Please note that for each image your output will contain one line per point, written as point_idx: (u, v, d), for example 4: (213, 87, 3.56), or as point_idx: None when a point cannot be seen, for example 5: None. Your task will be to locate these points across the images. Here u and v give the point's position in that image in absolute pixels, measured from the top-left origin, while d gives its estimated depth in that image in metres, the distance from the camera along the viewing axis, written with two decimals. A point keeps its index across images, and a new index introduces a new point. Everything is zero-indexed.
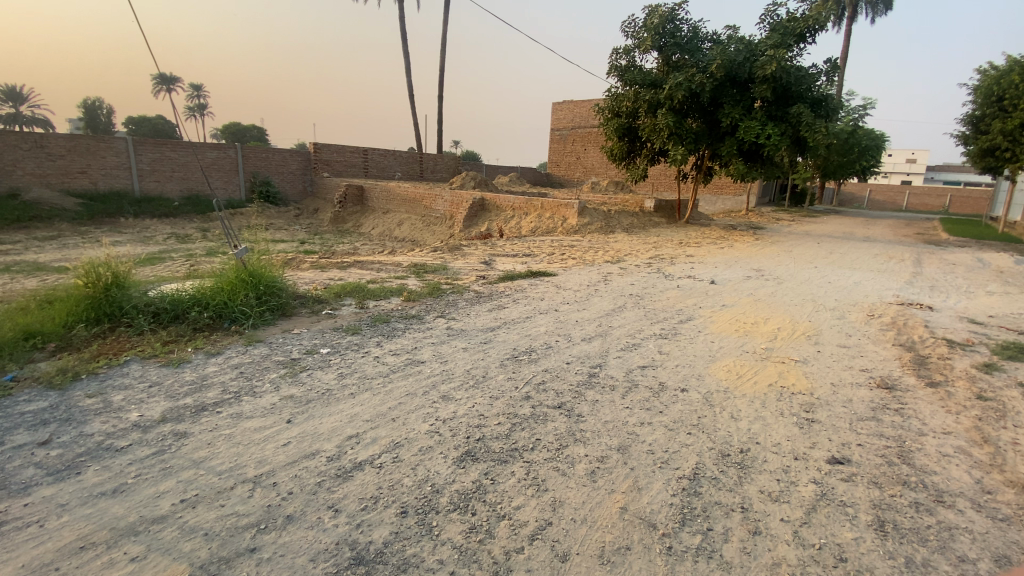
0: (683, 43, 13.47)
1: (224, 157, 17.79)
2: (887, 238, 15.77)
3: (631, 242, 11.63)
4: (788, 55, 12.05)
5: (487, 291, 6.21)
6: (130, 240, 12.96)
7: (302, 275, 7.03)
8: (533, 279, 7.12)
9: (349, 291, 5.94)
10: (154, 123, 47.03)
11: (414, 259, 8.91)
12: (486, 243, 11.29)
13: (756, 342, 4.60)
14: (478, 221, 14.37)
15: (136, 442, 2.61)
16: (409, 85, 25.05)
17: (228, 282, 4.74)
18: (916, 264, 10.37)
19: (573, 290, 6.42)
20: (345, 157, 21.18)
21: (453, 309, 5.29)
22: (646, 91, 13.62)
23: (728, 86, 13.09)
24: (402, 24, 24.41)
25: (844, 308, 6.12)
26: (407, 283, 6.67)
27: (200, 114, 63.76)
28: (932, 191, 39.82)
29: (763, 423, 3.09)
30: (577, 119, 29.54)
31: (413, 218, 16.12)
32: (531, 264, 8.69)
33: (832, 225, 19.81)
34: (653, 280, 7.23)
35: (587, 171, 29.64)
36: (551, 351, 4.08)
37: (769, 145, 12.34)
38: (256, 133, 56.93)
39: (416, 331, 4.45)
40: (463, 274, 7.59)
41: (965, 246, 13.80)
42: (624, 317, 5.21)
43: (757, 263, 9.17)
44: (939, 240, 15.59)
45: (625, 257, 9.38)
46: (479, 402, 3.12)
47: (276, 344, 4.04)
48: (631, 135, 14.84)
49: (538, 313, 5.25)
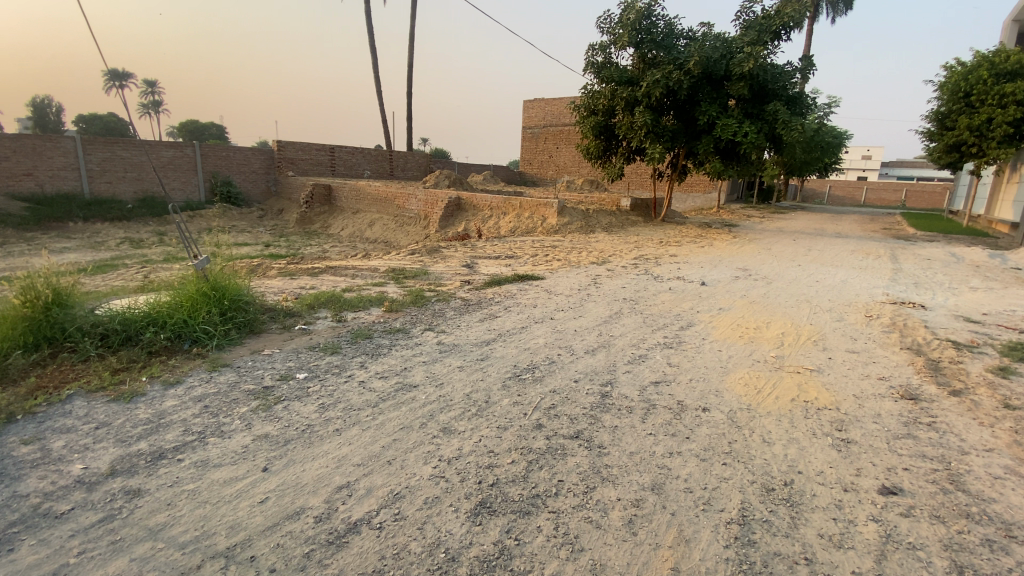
0: (660, 40, 13.29)
1: (182, 157, 16.78)
2: (857, 234, 16.06)
3: (614, 241, 11.41)
4: (764, 53, 12.06)
5: (474, 298, 5.81)
6: (78, 246, 11.99)
7: (270, 285, 6.48)
8: (520, 284, 6.76)
9: (323, 302, 5.45)
10: (105, 122, 44.64)
11: (390, 263, 8.42)
12: (465, 245, 10.87)
13: (766, 349, 4.35)
14: (454, 222, 13.92)
15: (79, 505, 2.12)
16: (377, 81, 24.28)
17: (188, 297, 4.22)
18: (893, 260, 10.51)
19: (564, 295, 6.09)
20: (311, 156, 20.34)
21: (440, 320, 4.88)
22: (623, 88, 13.42)
23: (704, 84, 13.02)
24: (368, 18, 23.64)
25: (841, 308, 5.99)
26: (387, 291, 6.21)
27: (155, 111, 61.07)
28: (889, 186, 41.31)
29: (798, 447, 2.82)
30: (549, 117, 29.35)
31: (385, 218, 15.52)
32: (514, 267, 8.32)
33: (802, 221, 20.17)
34: (644, 282, 6.96)
35: (559, 169, 29.46)
36: (555, 367, 3.73)
37: (746, 142, 12.30)
38: (216, 131, 54.72)
39: (403, 348, 4.02)
40: (446, 279, 7.17)
41: (932, 241, 14.13)
42: (623, 325, 4.91)
43: (742, 262, 9.07)
44: (907, 235, 15.97)
45: (610, 258, 9.13)
46: (485, 434, 2.73)
47: (245, 369, 3.55)
48: (607, 133, 14.63)
49: (532, 322, 4.90)
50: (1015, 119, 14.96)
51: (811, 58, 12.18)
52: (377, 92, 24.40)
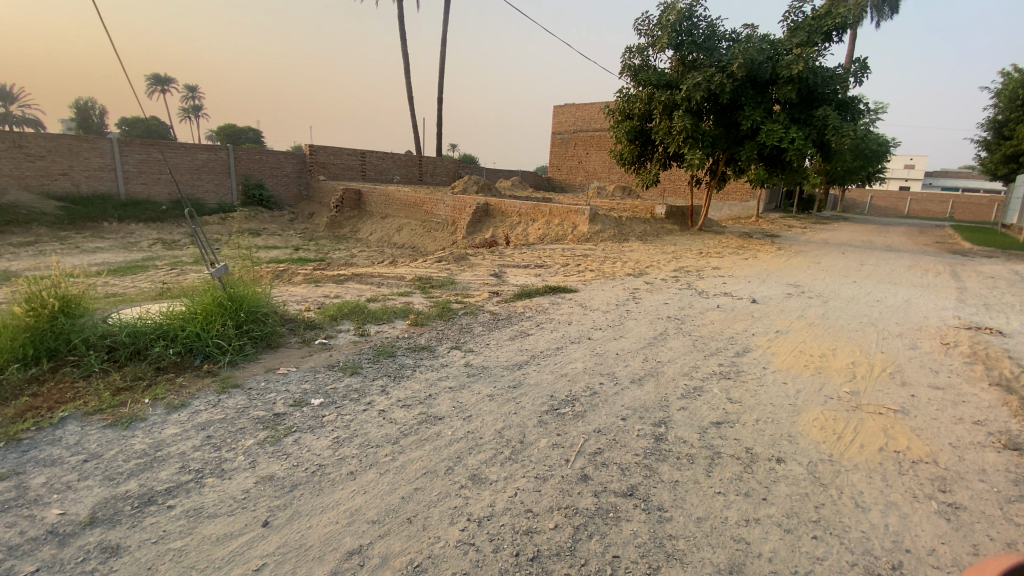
0: (701, 41, 12.74)
1: (216, 159, 16.95)
2: (909, 247, 15.08)
3: (649, 251, 10.89)
4: (815, 55, 11.40)
5: (504, 313, 5.42)
6: (112, 247, 12.13)
7: (293, 293, 6.23)
8: (553, 296, 6.34)
9: (347, 313, 5.14)
10: (150, 126, 46.32)
11: (417, 270, 8.12)
12: (494, 252, 10.51)
13: (838, 385, 3.83)
14: (482, 228, 13.60)
15: (45, 566, 1.82)
16: (409, 85, 24.26)
17: (203, 307, 3.95)
18: (955, 277, 9.69)
19: (601, 311, 5.64)
20: (342, 160, 20.41)
21: (469, 337, 4.50)
22: (662, 91, 12.90)
23: (747, 87, 12.43)
24: (401, 23, 23.70)
25: (912, 334, 5.38)
26: (412, 302, 5.88)
27: (196, 116, 63.27)
28: (934, 197, 39.33)
29: (901, 515, 2.32)
30: (580, 123, 28.95)
31: (413, 223, 15.33)
32: (546, 278, 7.90)
33: (846, 232, 19.12)
34: (687, 299, 6.46)
35: (589, 175, 28.96)
36: (599, 398, 3.31)
37: (793, 149, 11.62)
38: (252, 135, 56.10)
39: (429, 370, 3.64)
40: (474, 290, 6.81)
41: (995, 257, 13.11)
42: (671, 348, 4.45)
43: (790, 277, 8.45)
44: (964, 250, 14.90)
45: (647, 270, 8.64)
46: (523, 486, 2.32)
47: (257, 391, 3.23)
48: (643, 138, 14.14)
49: (569, 342, 4.47)
50: None
51: (865, 61, 11.45)
52: (408, 97, 24.39)
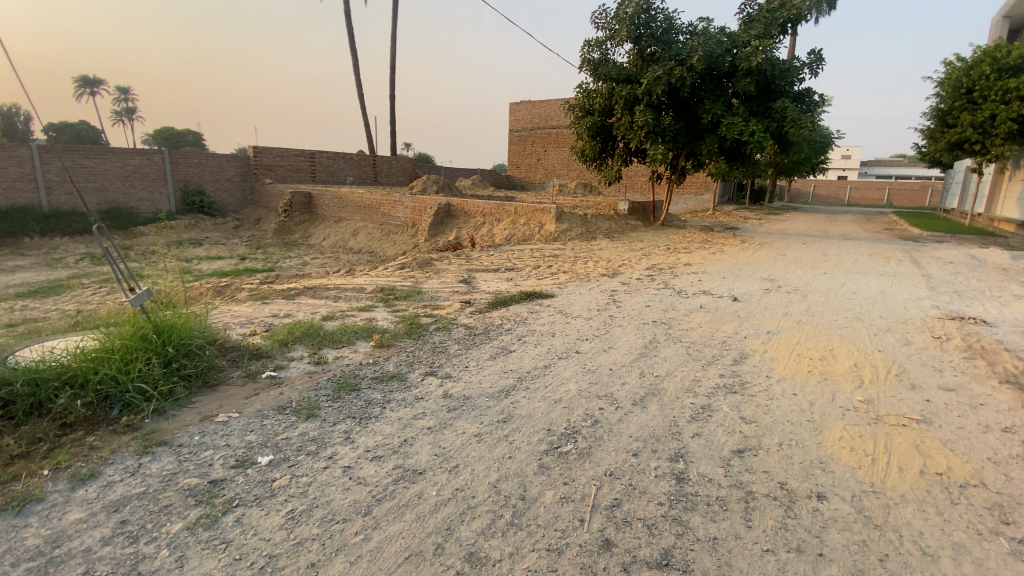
0: (659, 34, 12.54)
1: (150, 164, 15.58)
2: (863, 235, 15.51)
3: (619, 249, 10.62)
4: (773, 47, 11.42)
5: (480, 326, 4.91)
6: (32, 264, 10.82)
7: (238, 313, 5.52)
8: (530, 304, 5.88)
9: (300, 336, 4.51)
10: (77, 131, 43.02)
11: (378, 280, 7.48)
12: (460, 256, 9.97)
13: (850, 394, 3.54)
14: (445, 230, 13.00)
15: None
16: (359, 83, 23.23)
17: (120, 343, 3.26)
18: (915, 264, 9.89)
19: (584, 318, 5.21)
20: (290, 162, 19.29)
21: (444, 359, 3.98)
22: (622, 86, 12.63)
23: (707, 80, 12.35)
24: (348, 19, 22.66)
25: (901, 328, 5.24)
26: (375, 318, 5.29)
27: (129, 119, 59.35)
28: (872, 185, 41.34)
29: (974, 561, 2.00)
30: (536, 119, 28.67)
31: (370, 226, 14.57)
32: (517, 282, 7.44)
33: (801, 223, 19.63)
34: (669, 299, 6.13)
35: (547, 172, 28.71)
36: (602, 428, 2.87)
37: (754, 141, 11.61)
38: (193, 139, 53.03)
39: (401, 405, 3.11)
40: (443, 299, 6.28)
41: (942, 242, 13.62)
42: (667, 359, 4.07)
43: (763, 271, 8.33)
44: (914, 236, 15.44)
45: (621, 269, 8.32)
46: (537, 567, 1.84)
47: (189, 449, 2.61)
48: (604, 134, 13.87)
49: (555, 358, 4.02)
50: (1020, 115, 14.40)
51: (820, 52, 11.55)
52: (359, 95, 23.38)
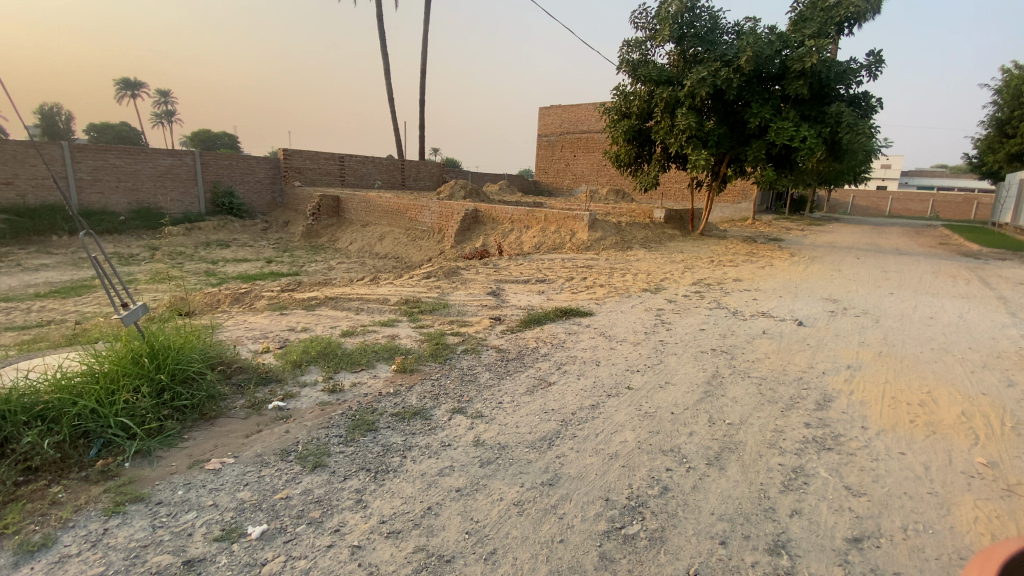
0: (704, 34, 11.87)
1: (181, 165, 15.60)
2: (918, 250, 14.43)
3: (657, 260, 9.96)
4: (829, 47, 10.62)
5: (514, 349, 4.37)
6: (60, 263, 10.79)
7: (253, 326, 5.12)
8: (567, 323, 5.31)
9: (314, 356, 4.06)
10: (120, 133, 44.57)
11: (402, 290, 7.04)
12: (487, 265, 9.48)
13: (968, 454, 2.83)
14: (472, 236, 12.54)
15: None
16: (389, 87, 23.09)
17: (107, 369, 2.86)
18: (987, 284, 8.94)
19: (630, 343, 4.62)
20: (319, 165, 19.20)
21: (474, 391, 3.45)
22: (662, 88, 11.98)
23: (754, 83, 11.63)
24: (380, 22, 22.56)
25: (1001, 364, 4.49)
26: (399, 335, 4.82)
27: (169, 122, 61.27)
28: (915, 196, 39.38)
29: None
30: (566, 124, 28.14)
31: (396, 231, 14.23)
32: (550, 296, 6.89)
33: (846, 234, 18.51)
34: (724, 322, 5.48)
35: (577, 178, 28.08)
36: (675, 501, 2.31)
37: (805, 148, 10.82)
38: (229, 141, 54.32)
39: (426, 454, 2.59)
40: (472, 314, 5.78)
41: (1009, 259, 12.51)
42: (736, 402, 3.46)
43: (820, 290, 7.58)
44: (975, 251, 14.28)
45: (663, 284, 7.68)
46: None
47: (167, 511, 2.14)
48: (640, 138, 13.25)
49: (604, 394, 3.45)
50: None
51: (881, 53, 10.66)
52: (389, 99, 23.23)
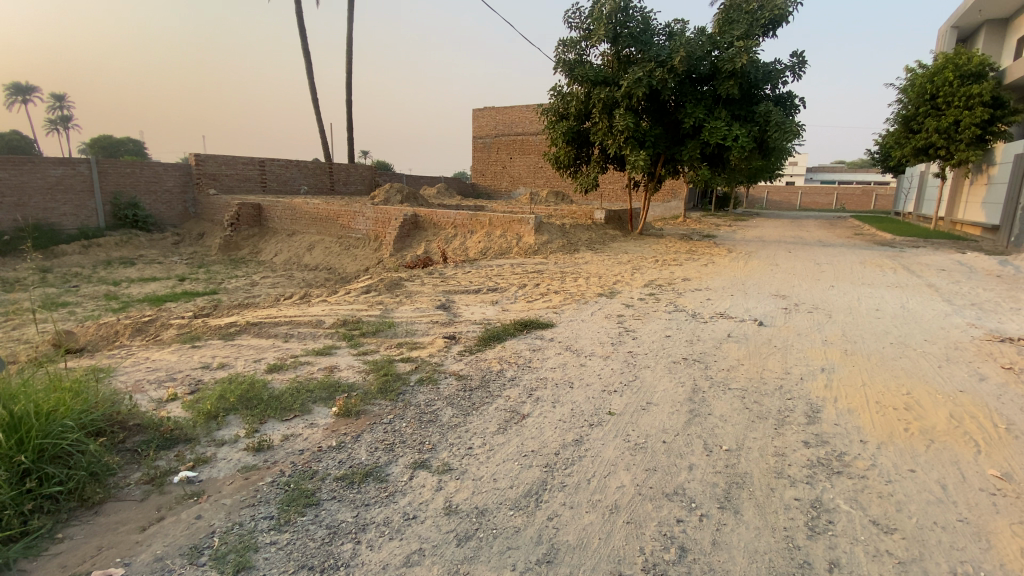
0: (638, 34, 11.86)
1: (74, 175, 13.63)
2: (839, 241, 15.31)
3: (605, 262, 9.77)
4: (756, 48, 10.89)
5: (475, 375, 3.85)
6: None
7: (160, 365, 4.27)
8: (528, 338, 4.85)
9: (234, 403, 3.36)
10: (3, 138, 39.64)
11: (339, 308, 6.32)
12: (432, 274, 8.88)
13: (977, 466, 2.71)
14: (412, 243, 11.84)
15: None
16: (313, 88, 21.77)
17: None
18: (911, 272, 9.44)
19: (600, 358, 4.23)
20: (237, 171, 17.68)
21: (436, 433, 2.94)
22: (599, 88, 11.86)
23: (687, 84, 11.77)
24: (300, 18, 21.16)
25: (961, 356, 4.53)
26: (340, 366, 4.16)
27: (62, 126, 55.21)
28: (822, 190, 42.55)
29: None
30: (500, 127, 27.88)
31: (327, 240, 13.23)
32: (504, 306, 6.43)
33: (772, 228, 19.41)
34: (688, 326, 5.24)
35: (513, 180, 27.88)
36: (698, 566, 1.93)
37: (737, 147, 11.03)
38: (135, 147, 49.72)
39: (386, 535, 2.07)
40: (422, 333, 5.21)
41: (919, 247, 13.51)
42: (726, 421, 3.15)
43: (768, 286, 7.63)
44: (888, 241, 15.34)
45: (617, 287, 7.43)
46: None
47: None
48: (579, 140, 13.09)
49: (586, 425, 3.03)
50: (982, 120, 14.83)
51: (803, 55, 11.09)
52: (313, 100, 21.86)
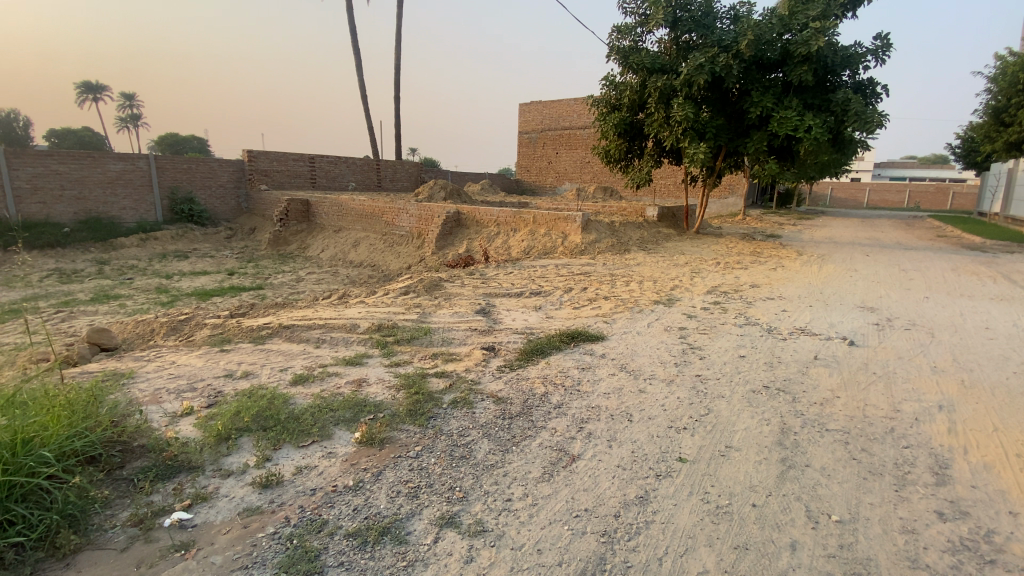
0: (699, 18, 11.00)
1: (133, 170, 14.09)
2: (922, 243, 13.82)
3: (660, 265, 9.03)
4: (835, 29, 9.80)
5: (517, 398, 3.36)
6: None
7: (184, 372, 4.03)
8: (577, 353, 4.31)
9: (248, 423, 3.00)
10: (83, 137, 42.35)
11: (376, 311, 5.98)
12: (474, 274, 8.46)
13: None
14: (454, 241, 11.49)
15: None
16: (362, 84, 21.86)
17: None
18: (1016, 281, 8.22)
19: (663, 383, 3.66)
20: (288, 167, 17.92)
21: (470, 476, 2.46)
22: (655, 77, 11.07)
23: (754, 71, 10.82)
24: (351, 15, 21.26)
25: None
26: (368, 380, 3.76)
27: (135, 126, 58.59)
28: (891, 187, 39.44)
29: None
30: (547, 121, 27.25)
31: (371, 236, 13.10)
32: (550, 313, 5.92)
33: (841, 229, 17.92)
34: (764, 345, 4.56)
35: (559, 176, 27.18)
36: None
37: (810, 138, 9.97)
38: (199, 145, 52.04)
39: None
40: (461, 342, 4.77)
41: (1016, 252, 11.99)
42: (830, 478, 2.52)
43: (849, 296, 6.73)
44: (979, 244, 13.73)
45: (675, 293, 6.75)
46: None
47: None
48: (632, 132, 12.34)
49: (651, 476, 2.49)
50: None
51: (889, 37, 9.90)
52: (362, 96, 21.97)
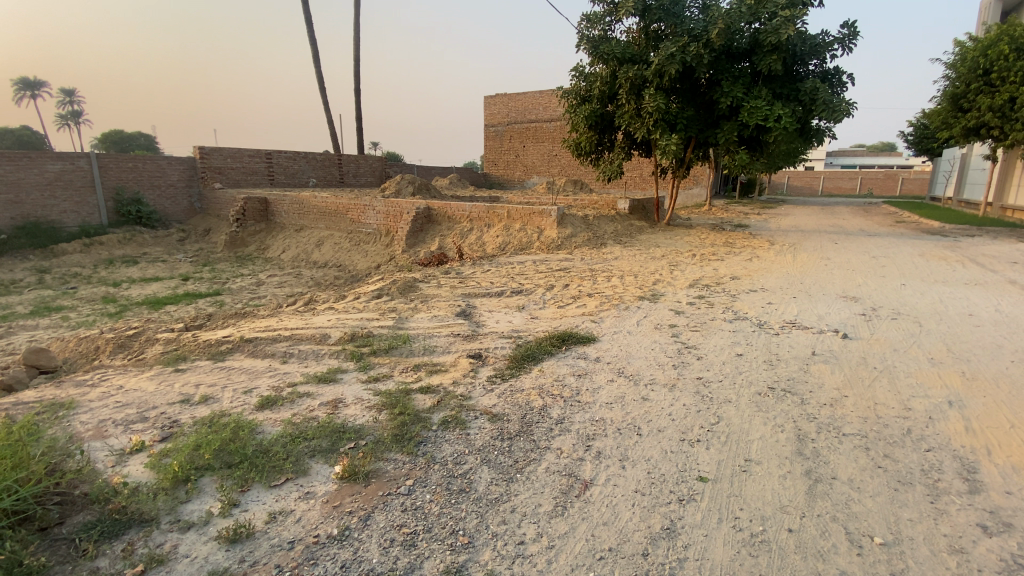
0: (668, 7, 10.87)
1: (74, 170, 13.04)
2: (883, 229, 14.20)
3: (638, 258, 8.89)
4: (804, 18, 9.82)
5: (514, 414, 3.07)
6: None
7: (134, 398, 3.55)
8: (570, 358, 4.05)
9: (210, 459, 2.61)
10: (19, 136, 39.53)
11: (347, 318, 5.57)
12: (449, 273, 8.10)
13: None
14: (425, 238, 11.08)
15: None
16: (320, 77, 20.95)
17: None
18: (981, 265, 8.45)
19: (665, 389, 3.43)
20: (243, 164, 16.99)
21: (474, 515, 2.16)
22: (626, 67, 10.89)
23: (723, 60, 10.79)
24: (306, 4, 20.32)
25: None
26: (345, 400, 3.39)
27: (75, 123, 55.01)
28: (845, 175, 40.88)
29: None
30: (513, 114, 26.89)
31: (336, 235, 12.52)
32: (534, 313, 5.65)
33: (804, 217, 18.35)
34: (759, 341, 4.41)
35: (527, 169, 26.91)
36: None
37: (780, 128, 10.00)
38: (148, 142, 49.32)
39: None
40: (444, 350, 4.43)
41: (972, 235, 12.44)
42: (861, 492, 2.34)
43: (830, 286, 6.72)
44: (936, 229, 14.21)
45: (659, 288, 6.58)
46: None
47: None
48: (602, 124, 12.14)
49: (675, 502, 2.25)
50: None
51: (855, 26, 9.99)
52: (321, 90, 21.07)
